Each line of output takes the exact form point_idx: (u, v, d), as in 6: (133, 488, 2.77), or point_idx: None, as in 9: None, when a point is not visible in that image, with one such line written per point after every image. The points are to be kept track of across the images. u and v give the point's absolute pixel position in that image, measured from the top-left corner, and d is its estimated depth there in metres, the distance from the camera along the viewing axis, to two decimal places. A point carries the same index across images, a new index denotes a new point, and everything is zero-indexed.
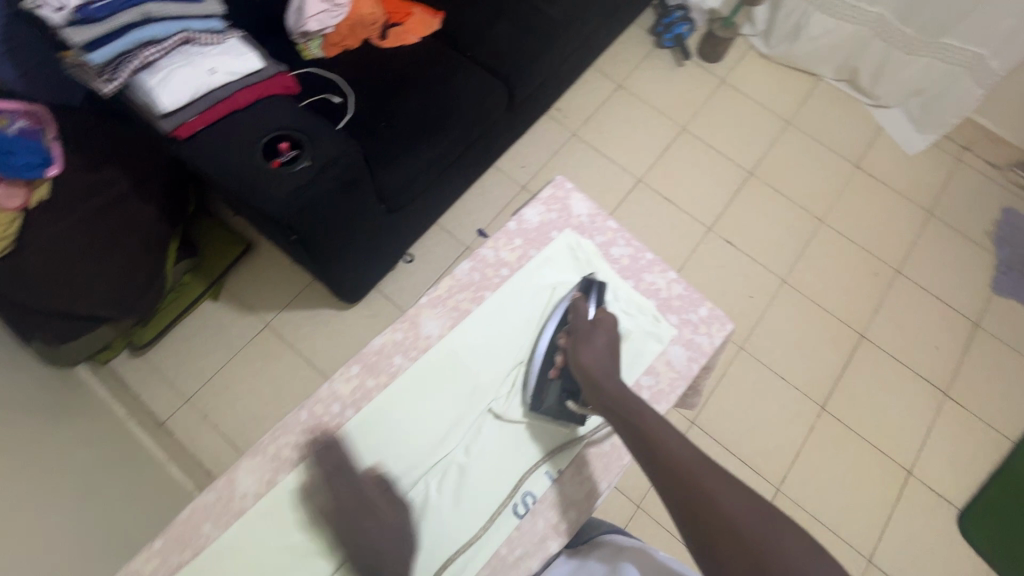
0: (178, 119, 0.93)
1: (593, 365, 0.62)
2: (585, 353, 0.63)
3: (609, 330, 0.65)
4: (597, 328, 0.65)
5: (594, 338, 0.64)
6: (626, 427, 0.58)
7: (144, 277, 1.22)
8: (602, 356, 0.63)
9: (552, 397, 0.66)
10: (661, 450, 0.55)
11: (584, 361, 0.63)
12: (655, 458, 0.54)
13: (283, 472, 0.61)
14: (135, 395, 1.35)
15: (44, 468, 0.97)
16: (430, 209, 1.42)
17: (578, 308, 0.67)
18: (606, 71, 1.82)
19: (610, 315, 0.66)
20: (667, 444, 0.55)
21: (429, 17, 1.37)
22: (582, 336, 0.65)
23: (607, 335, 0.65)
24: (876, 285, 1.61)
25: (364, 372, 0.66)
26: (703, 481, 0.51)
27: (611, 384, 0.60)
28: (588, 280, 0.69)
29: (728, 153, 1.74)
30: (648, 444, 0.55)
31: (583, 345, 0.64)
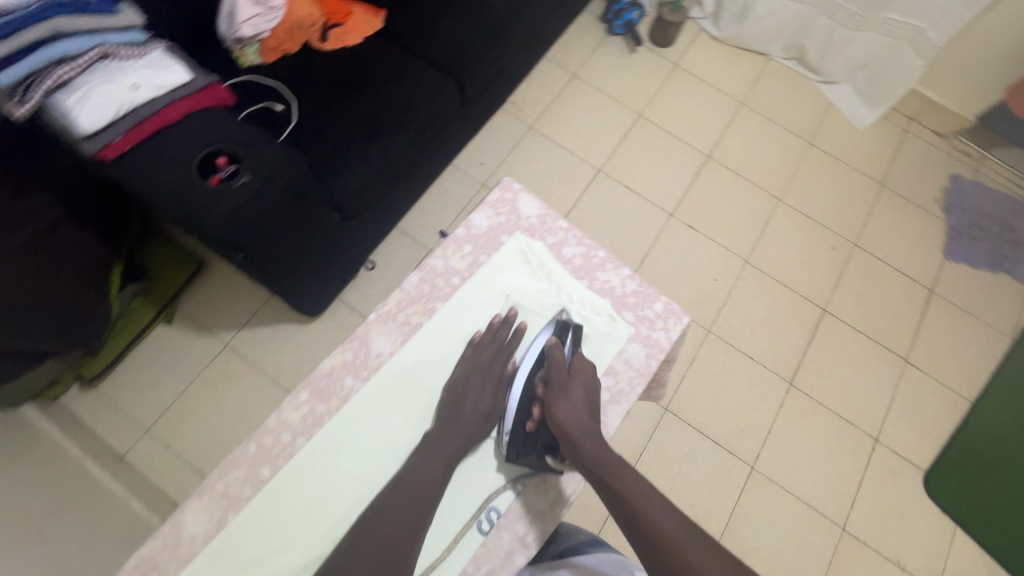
0: (102, 140, 0.87)
1: (572, 422, 0.60)
2: (564, 408, 0.60)
3: (587, 379, 0.63)
4: (575, 378, 0.62)
5: (573, 391, 0.61)
6: (609, 491, 0.58)
7: (87, 305, 1.16)
8: (582, 412, 0.61)
9: (530, 451, 0.61)
10: (644, 518, 0.56)
11: (565, 419, 0.60)
12: (639, 528, 0.55)
13: (235, 510, 0.58)
14: (89, 430, 1.29)
15: None
16: (387, 214, 1.38)
17: (555, 358, 0.63)
18: (559, 61, 1.80)
19: (586, 363, 0.64)
20: (650, 512, 0.56)
21: (370, 17, 1.33)
22: (560, 389, 0.61)
23: (585, 387, 0.62)
24: (835, 259, 1.64)
25: (315, 398, 0.63)
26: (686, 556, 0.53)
27: (592, 446, 0.59)
28: (563, 325, 0.66)
29: (685, 138, 1.75)
30: (635, 515, 0.56)
31: (561, 400, 0.61)
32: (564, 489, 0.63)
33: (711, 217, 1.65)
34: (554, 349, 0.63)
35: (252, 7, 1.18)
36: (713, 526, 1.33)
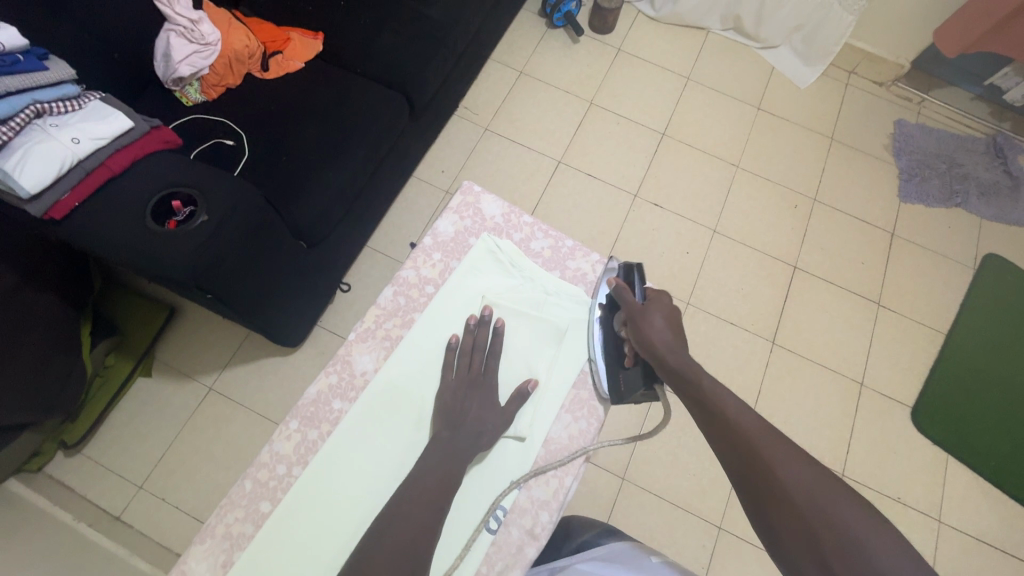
0: (49, 199, 0.85)
1: (658, 343, 0.59)
2: (647, 331, 0.61)
3: (666, 305, 0.63)
4: (651, 308, 0.63)
5: (651, 318, 0.62)
6: (687, 396, 0.56)
7: (59, 369, 1.13)
8: (666, 329, 0.60)
9: (631, 387, 0.62)
10: (716, 409, 0.53)
11: (648, 339, 0.60)
12: (714, 421, 0.53)
13: (239, 550, 0.58)
14: (79, 495, 1.25)
15: None
16: (354, 234, 1.38)
17: (625, 293, 0.65)
18: (504, 60, 1.81)
19: (660, 291, 0.64)
20: (731, 417, 0.52)
21: (309, 40, 1.32)
22: (639, 319, 0.62)
23: (663, 312, 0.62)
24: (798, 216, 1.69)
25: (305, 426, 0.63)
26: (770, 460, 0.49)
27: (676, 356, 0.58)
28: (627, 269, 0.68)
29: (639, 119, 1.78)
30: (702, 398, 0.55)
31: (644, 326, 0.61)
32: (565, 477, 0.63)
33: (675, 193, 1.69)
34: (621, 287, 0.64)
35: (188, 45, 1.17)
36: (719, 492, 1.36)
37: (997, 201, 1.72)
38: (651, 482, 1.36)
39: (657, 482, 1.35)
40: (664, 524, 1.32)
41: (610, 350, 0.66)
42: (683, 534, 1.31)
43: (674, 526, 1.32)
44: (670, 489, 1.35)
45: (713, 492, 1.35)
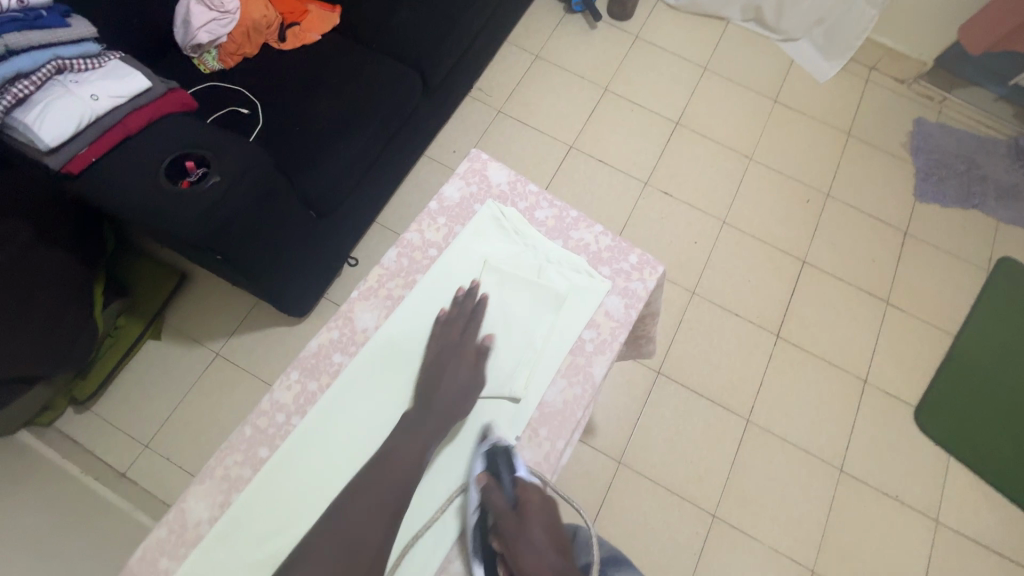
0: (67, 153, 0.88)
1: (539, 571, 0.52)
2: (525, 557, 0.53)
3: (543, 506, 0.56)
4: (527, 519, 0.55)
5: (530, 535, 0.54)
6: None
7: (70, 324, 1.16)
8: (545, 549, 0.53)
9: None
10: None
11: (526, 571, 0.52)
12: None
13: (236, 491, 0.59)
14: (87, 450, 1.28)
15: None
16: (363, 207, 1.39)
17: (495, 500, 0.56)
18: (521, 43, 1.81)
19: (529, 494, 0.56)
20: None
21: (327, 13, 1.32)
22: (514, 536, 0.54)
23: (540, 525, 0.55)
24: (810, 211, 1.67)
25: (305, 377, 0.64)
26: None
27: None
28: (493, 456, 0.60)
29: (653, 107, 1.77)
30: None
31: (522, 549, 0.53)
32: (557, 441, 0.63)
33: (685, 182, 1.68)
34: (489, 493, 0.56)
35: (207, 12, 1.19)
36: (714, 481, 1.37)
37: (1015, 204, 1.69)
38: (647, 467, 1.36)
39: (652, 467, 1.36)
40: (658, 508, 1.32)
41: (483, 561, 0.56)
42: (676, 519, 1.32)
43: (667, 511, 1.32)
44: (665, 475, 1.36)
45: (707, 480, 1.36)
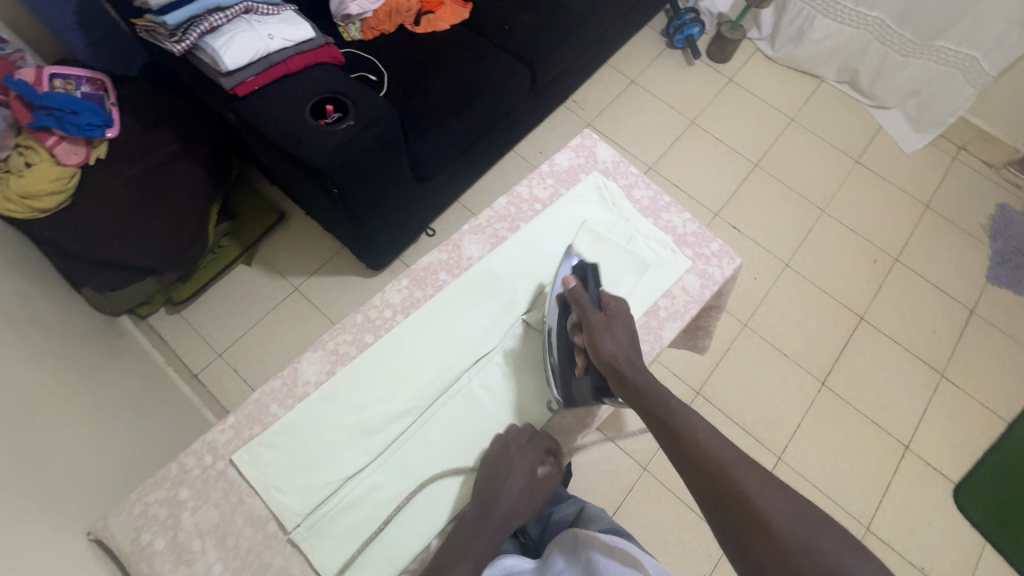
0: (237, 78, 1.04)
1: (618, 354, 0.62)
2: (607, 343, 0.63)
3: (622, 312, 0.65)
4: (613, 319, 0.65)
5: (613, 329, 0.64)
6: (659, 427, 0.57)
7: (190, 232, 1.32)
8: (626, 343, 0.63)
9: (581, 394, 0.65)
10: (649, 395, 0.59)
11: (603, 355, 0.62)
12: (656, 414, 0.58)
13: (341, 365, 0.69)
14: (170, 347, 1.43)
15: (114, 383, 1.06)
16: (454, 183, 1.51)
17: (582, 301, 0.66)
18: (620, 67, 1.93)
19: (617, 298, 0.67)
20: (699, 440, 0.55)
21: (459, 7, 1.47)
22: (600, 327, 0.64)
23: (623, 324, 0.65)
24: (875, 271, 1.69)
25: (413, 285, 0.74)
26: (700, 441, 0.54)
27: (633, 373, 0.61)
28: (581, 266, 0.69)
29: (735, 145, 1.84)
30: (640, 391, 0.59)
31: (605, 336, 0.63)
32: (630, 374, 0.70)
33: (755, 221, 1.73)
34: (576, 290, 0.66)
35: None
36: None
37: None
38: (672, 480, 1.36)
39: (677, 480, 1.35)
40: (677, 521, 1.31)
41: (559, 359, 0.68)
42: (692, 536, 1.29)
43: (685, 527, 1.30)
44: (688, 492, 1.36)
45: None
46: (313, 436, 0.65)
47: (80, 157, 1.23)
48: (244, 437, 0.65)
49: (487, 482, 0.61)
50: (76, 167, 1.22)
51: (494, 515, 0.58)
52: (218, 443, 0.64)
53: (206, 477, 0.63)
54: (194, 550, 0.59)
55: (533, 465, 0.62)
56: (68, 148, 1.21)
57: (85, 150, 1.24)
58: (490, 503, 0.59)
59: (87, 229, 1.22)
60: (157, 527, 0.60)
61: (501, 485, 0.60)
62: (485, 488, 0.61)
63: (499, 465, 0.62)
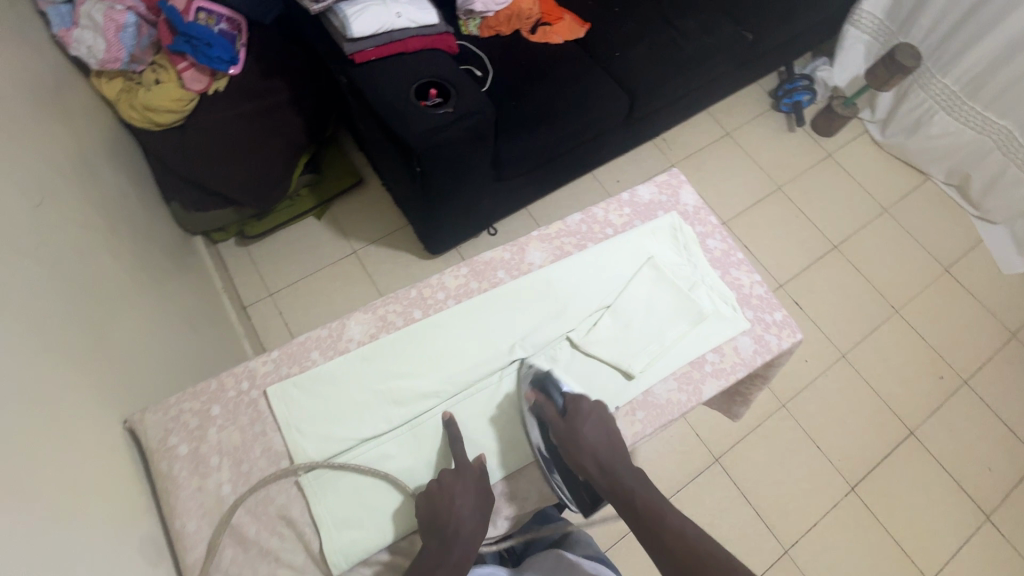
0: (358, 46, 1.11)
1: (595, 456, 0.61)
2: (580, 453, 0.61)
3: (586, 415, 0.64)
4: (579, 425, 0.63)
5: (582, 434, 0.63)
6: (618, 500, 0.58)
7: (277, 176, 1.43)
8: (598, 442, 0.62)
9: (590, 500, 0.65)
10: (609, 472, 0.60)
11: (583, 463, 0.61)
12: (614, 489, 0.59)
13: (387, 331, 0.71)
14: (230, 276, 1.52)
15: (178, 294, 1.14)
16: (528, 191, 1.53)
17: (548, 414, 0.65)
18: (718, 117, 1.91)
19: (575, 400, 0.65)
20: (653, 511, 0.56)
21: (576, 26, 1.50)
22: (569, 437, 0.63)
23: (590, 427, 0.63)
24: (938, 387, 1.57)
25: (471, 276, 0.75)
26: (655, 511, 0.56)
27: (597, 464, 0.61)
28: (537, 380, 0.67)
29: (818, 221, 1.77)
30: (600, 466, 0.61)
31: (576, 444, 0.62)
32: (654, 422, 0.69)
33: (820, 303, 1.65)
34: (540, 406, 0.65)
35: None
36: None
37: None
38: None
39: None
40: None
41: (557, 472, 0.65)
42: None
43: None
44: None
45: None
46: (342, 392, 0.67)
47: (202, 85, 1.32)
48: (282, 373, 0.68)
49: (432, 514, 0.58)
50: (195, 93, 1.32)
51: (454, 541, 0.56)
52: (257, 373, 0.68)
53: (239, 400, 0.66)
54: (211, 466, 0.63)
55: (474, 484, 0.61)
56: (194, 75, 1.30)
57: (207, 80, 1.33)
58: (444, 531, 0.56)
59: (190, 152, 1.32)
60: (184, 434, 0.64)
61: (453, 503, 0.58)
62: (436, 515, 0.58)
63: (445, 496, 0.59)
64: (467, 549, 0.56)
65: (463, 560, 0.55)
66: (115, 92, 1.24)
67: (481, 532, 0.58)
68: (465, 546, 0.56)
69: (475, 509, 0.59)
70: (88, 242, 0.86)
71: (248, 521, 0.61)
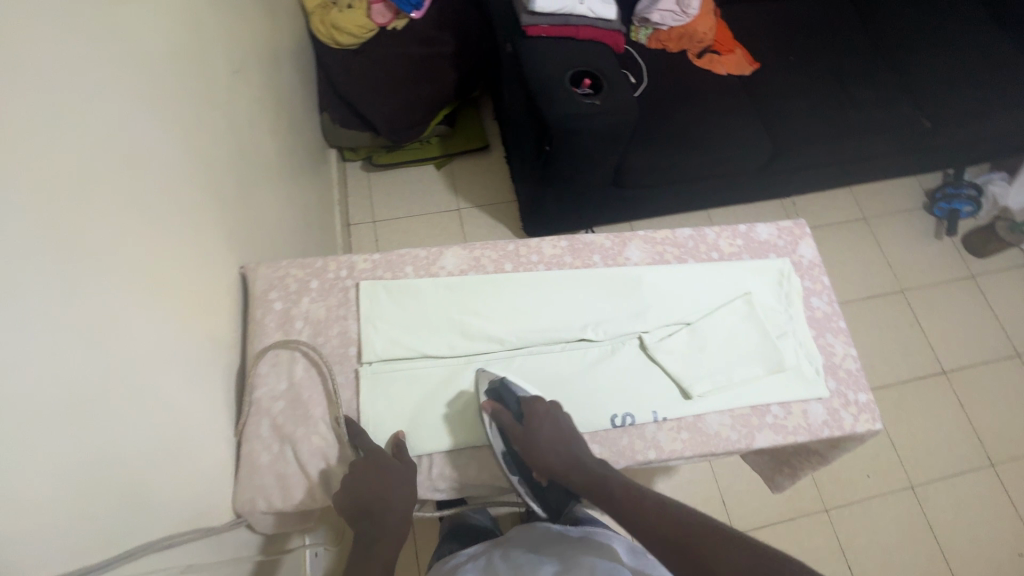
0: (534, 20, 1.18)
1: (558, 454, 0.64)
2: (545, 454, 0.64)
3: (546, 417, 0.65)
4: (539, 427, 0.64)
5: (543, 436, 0.64)
6: (582, 476, 0.62)
7: (418, 118, 1.54)
8: (560, 437, 0.65)
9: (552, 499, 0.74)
10: (573, 454, 0.63)
11: (548, 460, 0.64)
12: (578, 469, 0.63)
13: (476, 272, 0.75)
14: (346, 194, 1.66)
15: (306, 189, 1.27)
16: (639, 206, 1.52)
17: (505, 421, 0.65)
18: (859, 199, 1.79)
19: (532, 402, 0.65)
20: (616, 482, 0.60)
21: (745, 63, 1.46)
22: (529, 440, 0.64)
23: (550, 427, 0.65)
24: (1013, 564, 1.38)
25: (567, 250, 0.77)
26: (618, 484, 0.60)
27: (561, 456, 0.64)
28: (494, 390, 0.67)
29: (933, 340, 1.61)
30: (563, 449, 0.64)
31: (537, 445, 0.64)
32: (694, 447, 0.67)
33: (905, 423, 1.50)
34: (493, 414, 0.65)
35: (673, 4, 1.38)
36: None
37: None
38: None
39: None
40: None
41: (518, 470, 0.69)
42: None
43: None
44: None
45: None
46: (419, 309, 0.72)
47: (385, 20, 1.46)
48: (376, 274, 0.74)
49: (354, 505, 0.60)
50: (377, 26, 1.47)
51: (386, 520, 0.60)
52: (357, 266, 0.75)
53: (334, 283, 0.74)
54: (294, 328, 0.71)
55: (387, 463, 0.62)
56: (382, 9, 1.45)
57: (391, 17, 1.47)
58: (372, 513, 0.60)
59: (356, 74, 1.47)
60: (283, 294, 0.72)
61: (373, 489, 0.60)
62: (362, 502, 0.60)
63: (360, 486, 0.60)
64: (402, 520, 0.61)
65: (401, 522, 0.61)
66: (315, 7, 1.45)
67: (408, 502, 0.62)
68: (401, 517, 0.61)
69: (406, 478, 0.62)
70: (259, 117, 0.98)
71: (303, 358, 0.70)
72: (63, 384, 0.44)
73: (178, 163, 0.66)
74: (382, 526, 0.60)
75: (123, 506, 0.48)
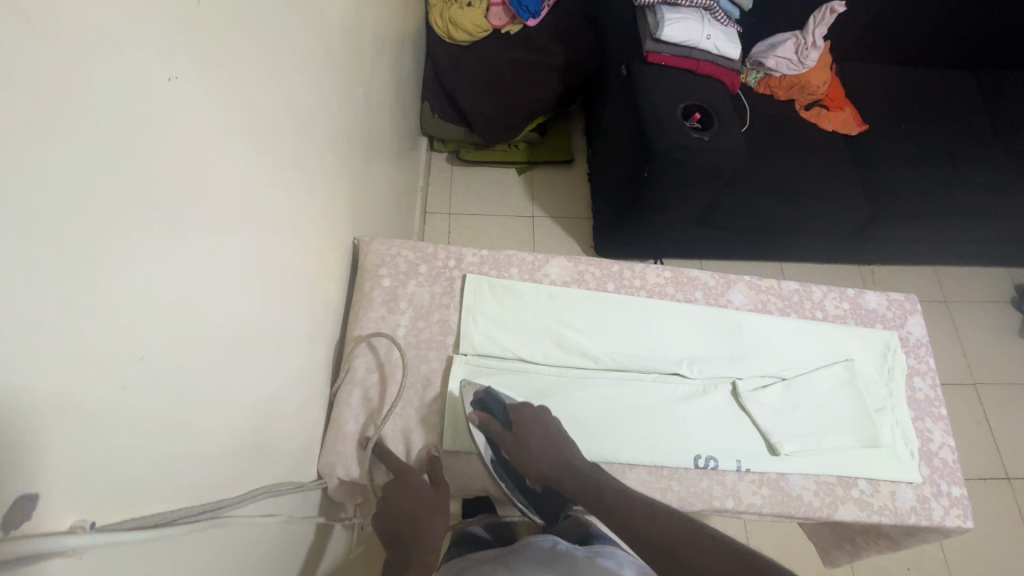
0: (657, 47, 1.18)
1: (549, 459, 0.63)
2: (535, 457, 0.63)
3: (537, 424, 0.65)
4: (528, 434, 0.64)
5: (533, 444, 0.64)
6: (571, 480, 0.61)
7: (514, 122, 1.56)
8: (551, 443, 0.64)
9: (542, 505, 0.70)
10: (563, 459, 0.62)
11: (535, 465, 0.63)
12: (568, 473, 0.61)
13: (578, 286, 0.76)
14: (429, 182, 1.69)
15: (403, 172, 1.30)
16: (717, 247, 1.50)
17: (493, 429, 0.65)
18: (941, 280, 1.72)
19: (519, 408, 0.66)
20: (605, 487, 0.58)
21: (853, 122, 1.43)
22: (517, 446, 0.64)
23: (540, 434, 0.64)
24: None
25: (671, 281, 0.77)
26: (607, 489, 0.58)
27: (550, 460, 0.63)
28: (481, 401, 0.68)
29: (1000, 441, 1.52)
30: (554, 454, 0.63)
31: (525, 450, 0.63)
32: (772, 505, 0.66)
33: None
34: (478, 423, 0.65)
35: (791, 52, 1.37)
36: None
37: None
38: None
39: None
40: None
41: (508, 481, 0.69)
42: None
43: None
44: None
45: None
46: (519, 311, 0.73)
47: (500, 23, 1.50)
48: (482, 270, 0.76)
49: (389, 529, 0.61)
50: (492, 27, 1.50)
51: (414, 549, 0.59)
52: (465, 259, 0.77)
53: (441, 271, 0.76)
54: (398, 307, 0.73)
55: (417, 488, 0.62)
56: (499, 13, 1.49)
57: (506, 21, 1.50)
58: (401, 540, 0.60)
59: (465, 70, 1.51)
60: (392, 272, 0.74)
61: (405, 511, 0.61)
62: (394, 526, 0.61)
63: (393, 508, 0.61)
64: (432, 552, 0.60)
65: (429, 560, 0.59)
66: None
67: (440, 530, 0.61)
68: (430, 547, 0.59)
69: (440, 507, 0.62)
70: (384, 98, 1.02)
71: (401, 338, 0.72)
72: (238, 323, 0.46)
73: (330, 132, 0.69)
74: (410, 556, 0.59)
75: (252, 448, 0.51)
